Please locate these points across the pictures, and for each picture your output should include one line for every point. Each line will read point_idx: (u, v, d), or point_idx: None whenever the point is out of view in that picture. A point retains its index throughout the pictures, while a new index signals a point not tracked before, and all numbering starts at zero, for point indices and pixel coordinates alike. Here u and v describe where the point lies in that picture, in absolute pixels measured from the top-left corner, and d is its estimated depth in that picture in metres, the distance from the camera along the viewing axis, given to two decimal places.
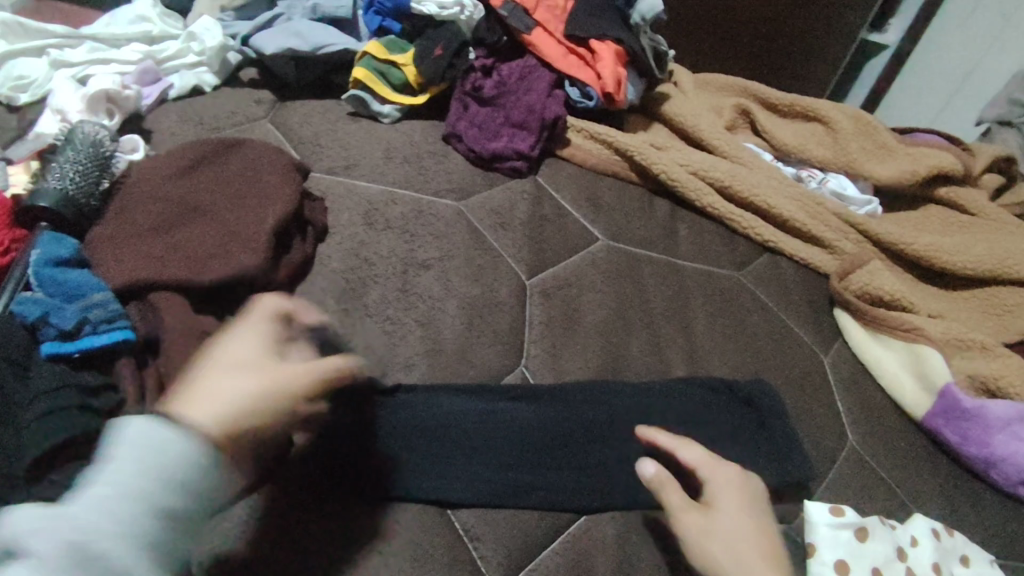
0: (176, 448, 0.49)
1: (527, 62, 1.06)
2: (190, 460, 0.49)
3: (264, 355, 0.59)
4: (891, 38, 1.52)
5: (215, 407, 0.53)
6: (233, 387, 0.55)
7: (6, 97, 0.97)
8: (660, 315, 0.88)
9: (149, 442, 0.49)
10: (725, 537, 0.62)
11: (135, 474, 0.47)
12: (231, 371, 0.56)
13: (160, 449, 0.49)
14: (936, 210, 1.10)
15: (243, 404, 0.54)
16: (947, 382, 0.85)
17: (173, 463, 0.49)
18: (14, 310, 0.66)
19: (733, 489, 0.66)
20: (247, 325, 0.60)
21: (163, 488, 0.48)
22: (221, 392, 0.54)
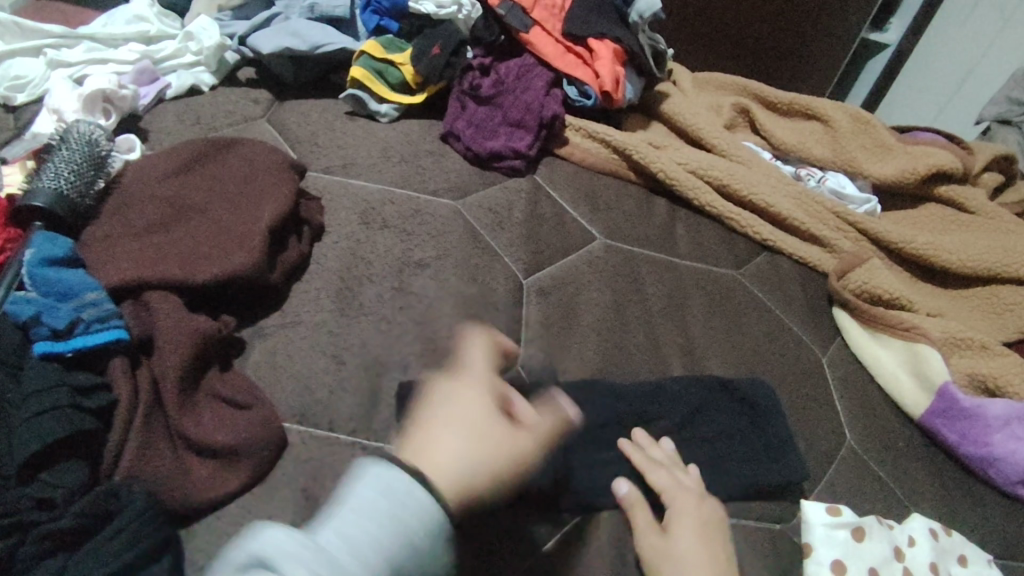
0: (419, 501, 0.46)
1: (525, 61, 1.05)
2: (429, 515, 0.46)
3: (497, 422, 0.50)
4: (891, 37, 1.53)
5: (455, 470, 0.49)
6: (458, 451, 0.49)
7: (3, 97, 0.96)
8: (658, 314, 0.88)
9: (393, 487, 0.46)
10: (677, 558, 0.63)
11: (376, 515, 0.45)
12: (472, 436, 0.49)
13: (396, 492, 0.46)
14: (935, 208, 1.09)
15: (465, 470, 0.49)
16: (946, 381, 0.84)
17: (411, 517, 0.46)
18: (8, 309, 0.66)
19: (697, 516, 0.67)
20: (472, 377, 0.48)
21: (397, 544, 0.45)
22: (444, 459, 0.48)
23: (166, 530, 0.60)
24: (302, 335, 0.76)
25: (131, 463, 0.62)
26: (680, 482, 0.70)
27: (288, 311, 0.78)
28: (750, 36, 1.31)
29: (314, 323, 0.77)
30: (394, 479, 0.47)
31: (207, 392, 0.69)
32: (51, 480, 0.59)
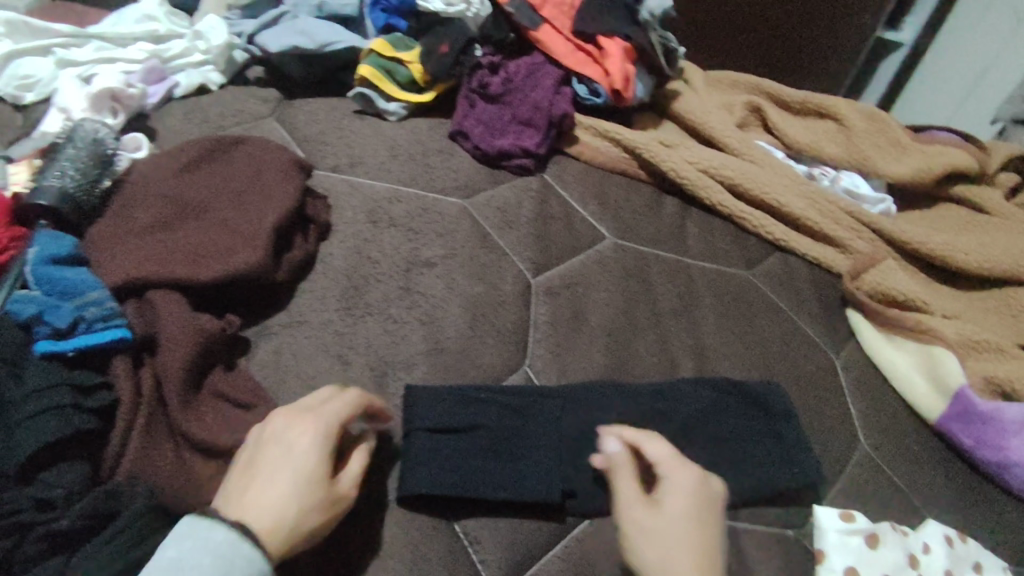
0: (245, 556, 0.50)
1: (535, 58, 1.04)
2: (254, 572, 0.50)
3: (317, 469, 0.56)
4: (905, 36, 1.52)
5: (267, 518, 0.53)
6: (284, 501, 0.54)
7: (12, 97, 0.97)
8: (668, 314, 0.87)
9: (219, 545, 0.50)
10: (658, 538, 0.59)
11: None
12: (299, 484, 0.55)
13: (225, 550, 0.50)
14: (950, 209, 1.07)
15: (293, 520, 0.53)
16: (961, 385, 0.83)
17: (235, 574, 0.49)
18: (9, 308, 0.65)
19: (690, 489, 0.62)
20: (308, 427, 0.57)
21: None
22: (271, 505, 0.53)
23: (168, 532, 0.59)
24: (308, 334, 0.75)
25: (131, 462, 0.62)
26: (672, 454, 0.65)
27: (294, 310, 0.77)
28: (762, 34, 1.29)
29: (320, 322, 0.76)
30: (219, 537, 0.51)
31: (210, 391, 0.68)
32: (48, 479, 0.58)
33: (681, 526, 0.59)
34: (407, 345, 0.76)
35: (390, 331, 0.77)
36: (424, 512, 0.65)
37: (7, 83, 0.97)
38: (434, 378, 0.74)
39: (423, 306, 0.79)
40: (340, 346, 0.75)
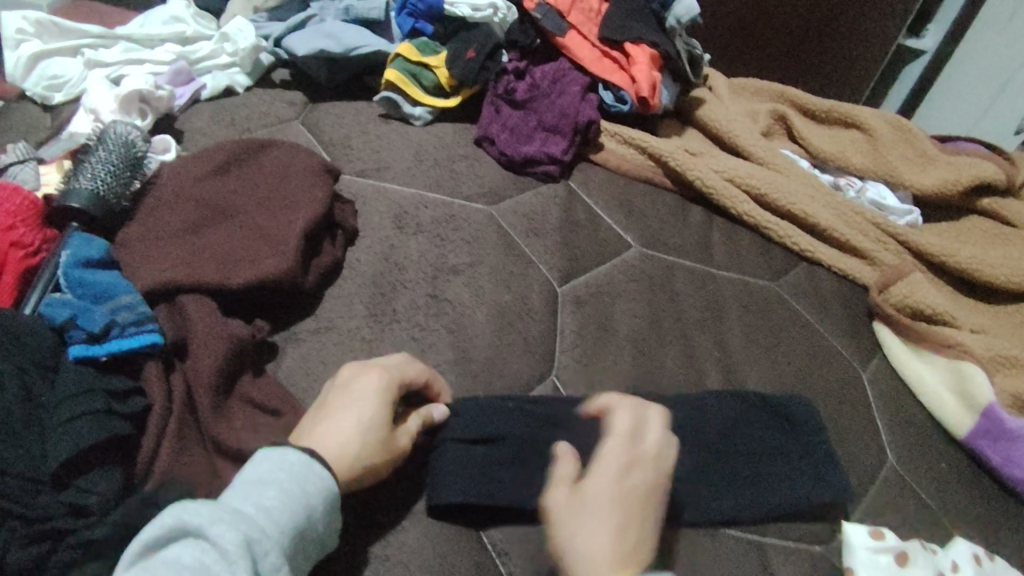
0: (318, 475, 0.54)
1: (561, 65, 1.04)
2: (326, 489, 0.54)
3: (378, 412, 0.60)
4: (927, 44, 1.48)
5: (332, 448, 0.57)
6: (349, 435, 0.58)
7: (40, 97, 0.98)
8: (694, 325, 0.87)
9: (294, 464, 0.54)
10: (572, 519, 0.56)
11: (279, 493, 0.52)
12: (364, 423, 0.59)
13: (299, 471, 0.54)
14: (977, 221, 1.06)
15: (357, 453, 0.58)
16: (990, 401, 0.82)
17: (312, 492, 0.54)
18: (42, 310, 0.66)
19: (609, 468, 0.57)
20: (377, 376, 0.62)
21: (300, 510, 0.52)
22: (339, 437, 0.58)
23: None
24: (336, 340, 0.76)
25: (165, 467, 0.62)
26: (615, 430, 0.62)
27: (321, 316, 0.78)
28: (786, 39, 1.28)
29: (348, 328, 0.77)
30: (293, 458, 0.55)
31: (240, 397, 0.69)
32: (84, 485, 0.58)
33: (584, 500, 0.56)
34: (434, 353, 0.76)
35: (417, 339, 0.77)
36: (453, 522, 0.66)
37: (35, 84, 0.98)
38: (461, 387, 0.74)
39: (450, 314, 0.80)
40: (368, 353, 0.75)
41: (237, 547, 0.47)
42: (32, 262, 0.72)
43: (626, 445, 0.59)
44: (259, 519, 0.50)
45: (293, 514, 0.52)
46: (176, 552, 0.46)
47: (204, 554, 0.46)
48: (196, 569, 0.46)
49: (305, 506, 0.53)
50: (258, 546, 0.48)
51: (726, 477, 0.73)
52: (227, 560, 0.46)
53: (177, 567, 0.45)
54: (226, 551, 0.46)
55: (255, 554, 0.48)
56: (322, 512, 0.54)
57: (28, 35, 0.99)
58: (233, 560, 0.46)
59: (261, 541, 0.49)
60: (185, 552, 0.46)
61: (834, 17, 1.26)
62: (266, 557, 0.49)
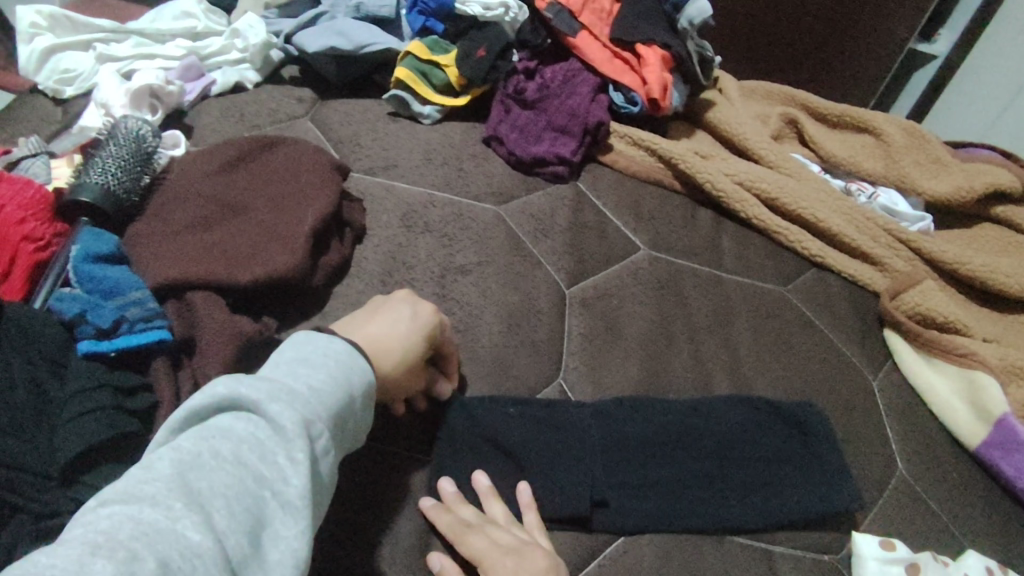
0: (361, 367, 0.56)
1: (572, 66, 1.04)
2: (365, 383, 0.56)
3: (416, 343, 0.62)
4: (939, 49, 1.48)
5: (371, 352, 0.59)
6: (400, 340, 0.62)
7: (52, 90, 0.98)
8: (703, 329, 0.86)
9: (341, 355, 0.55)
10: None
11: (326, 379, 0.52)
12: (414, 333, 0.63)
13: (343, 362, 0.55)
14: (990, 228, 1.06)
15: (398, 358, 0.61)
16: (1004, 412, 0.81)
17: (354, 381, 0.55)
18: (53, 305, 0.66)
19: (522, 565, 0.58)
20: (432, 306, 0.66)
21: (346, 395, 0.53)
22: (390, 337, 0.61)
23: None
24: None
25: None
26: (522, 567, 0.58)
27: (328, 315, 0.77)
28: (797, 40, 1.28)
29: None
30: (338, 348, 0.56)
31: None
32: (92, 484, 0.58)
33: None
34: None
35: None
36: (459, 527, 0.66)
37: (47, 77, 0.98)
38: (466, 388, 0.74)
39: (458, 314, 0.79)
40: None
41: (295, 423, 0.47)
42: (43, 255, 0.71)
43: (522, 551, 0.59)
44: (310, 399, 0.50)
45: (341, 395, 0.52)
46: (229, 421, 0.46)
47: (260, 428, 0.46)
48: (252, 442, 0.45)
49: (347, 394, 0.53)
50: (313, 427, 0.48)
51: (735, 484, 0.72)
52: (283, 437, 0.46)
53: (233, 436, 0.45)
54: (285, 427, 0.46)
55: (309, 433, 0.48)
56: (363, 400, 0.55)
57: (42, 28, 1.00)
58: (291, 438, 0.46)
59: (315, 421, 0.49)
60: (240, 423, 0.46)
61: (846, 20, 1.25)
62: (319, 439, 0.49)
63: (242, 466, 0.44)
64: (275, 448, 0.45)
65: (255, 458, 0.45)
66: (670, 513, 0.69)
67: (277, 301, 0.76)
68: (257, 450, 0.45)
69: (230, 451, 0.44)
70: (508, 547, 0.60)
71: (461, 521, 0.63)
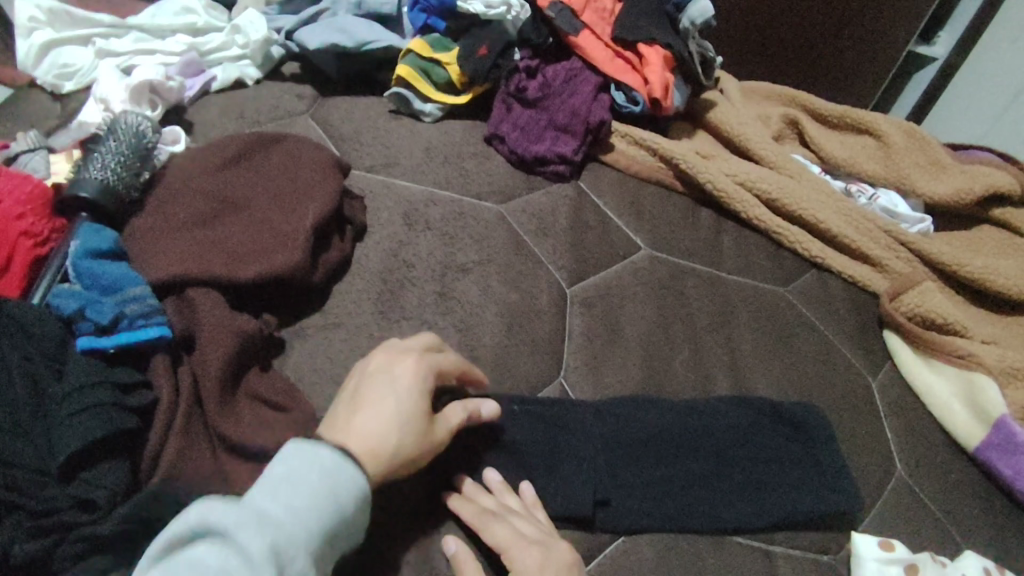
0: (350, 474, 0.53)
1: (574, 64, 1.03)
2: (358, 490, 0.53)
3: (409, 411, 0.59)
4: (939, 51, 1.48)
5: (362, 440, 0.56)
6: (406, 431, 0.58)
7: (51, 85, 0.98)
8: (703, 330, 0.86)
9: (326, 463, 0.53)
10: None
11: (313, 495, 0.51)
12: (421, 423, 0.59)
13: (333, 474, 0.53)
14: (988, 230, 1.06)
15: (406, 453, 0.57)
16: (1002, 413, 0.81)
17: (343, 493, 0.53)
18: (51, 302, 0.66)
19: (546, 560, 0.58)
20: (412, 365, 0.61)
21: (330, 512, 0.51)
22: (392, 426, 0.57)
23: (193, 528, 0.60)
24: (343, 336, 0.75)
25: (170, 462, 0.62)
26: (548, 560, 0.58)
27: (328, 313, 0.77)
28: (798, 42, 1.28)
29: (356, 325, 0.76)
30: (325, 455, 0.53)
31: (247, 392, 0.68)
32: (91, 479, 0.58)
33: None
34: None
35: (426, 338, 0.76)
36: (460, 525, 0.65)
37: (46, 71, 0.98)
38: None
39: (459, 313, 0.79)
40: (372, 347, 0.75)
41: (263, 554, 0.46)
42: (41, 251, 0.72)
43: (537, 547, 0.59)
44: (286, 522, 0.49)
45: (323, 513, 0.51)
46: (200, 548, 0.47)
47: (227, 558, 0.46)
48: (220, 571, 0.45)
49: (333, 507, 0.52)
50: (285, 554, 0.48)
51: (735, 485, 0.72)
52: (251, 566, 0.46)
53: (198, 569, 0.45)
54: (252, 556, 0.46)
55: (281, 561, 0.47)
56: (354, 511, 0.53)
57: (40, 23, 0.99)
58: (259, 567, 0.46)
59: (290, 547, 0.48)
60: (211, 550, 0.46)
61: (847, 22, 1.25)
62: (293, 561, 0.48)
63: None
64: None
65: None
66: (671, 513, 0.69)
67: (278, 296, 0.76)
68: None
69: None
70: (532, 538, 0.60)
71: (483, 508, 0.63)
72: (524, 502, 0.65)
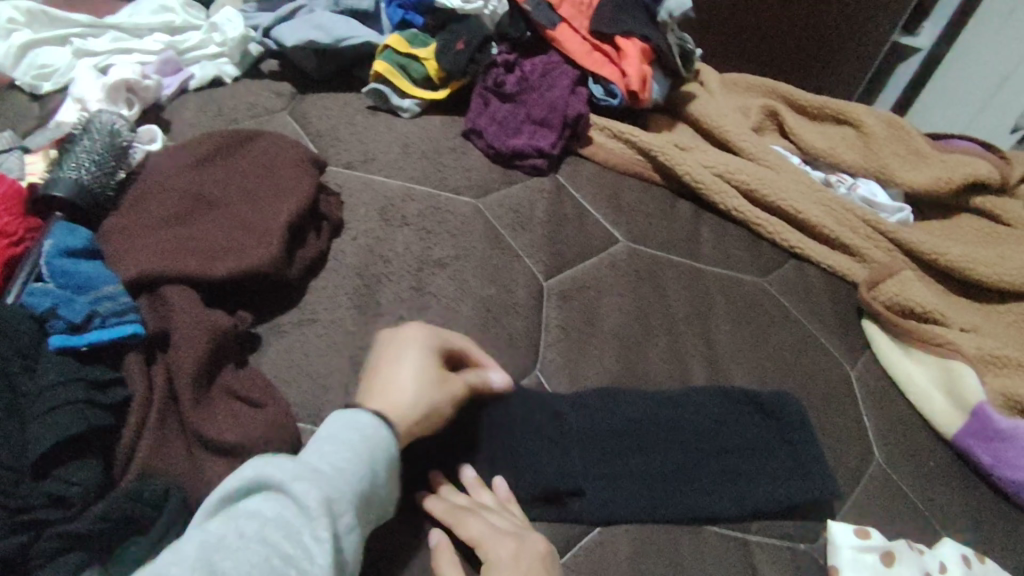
0: (385, 440, 0.55)
1: (551, 58, 1.04)
2: (388, 459, 0.55)
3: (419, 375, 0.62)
4: (923, 41, 1.46)
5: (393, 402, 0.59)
6: (425, 384, 0.61)
7: (29, 85, 0.97)
8: (681, 321, 0.86)
9: (364, 425, 0.55)
10: None
11: (352, 456, 0.52)
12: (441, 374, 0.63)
13: (369, 438, 0.54)
14: (968, 219, 1.06)
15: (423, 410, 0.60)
16: (980, 401, 0.81)
17: (377, 456, 0.54)
18: (24, 301, 0.65)
19: (519, 554, 0.58)
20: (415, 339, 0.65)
21: (366, 475, 0.53)
22: (419, 375, 0.61)
23: (161, 527, 0.60)
24: (320, 332, 0.75)
25: (145, 460, 0.61)
26: (523, 550, 0.58)
27: (305, 308, 0.77)
28: (778, 33, 1.28)
29: (332, 321, 0.76)
30: (364, 421, 0.55)
31: (222, 389, 0.68)
32: (64, 476, 0.58)
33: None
34: None
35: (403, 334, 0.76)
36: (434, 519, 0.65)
37: (24, 73, 0.97)
38: None
39: (435, 308, 0.79)
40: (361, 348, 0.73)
41: (322, 504, 0.47)
42: (15, 250, 0.71)
43: (514, 540, 0.59)
44: (334, 479, 0.50)
45: (362, 476, 0.52)
46: (256, 501, 0.46)
47: (286, 508, 0.46)
48: (279, 520, 0.45)
49: (370, 470, 0.53)
50: (335, 506, 0.48)
51: (711, 475, 0.72)
52: (308, 516, 0.46)
53: (259, 517, 0.44)
54: (309, 506, 0.46)
55: (334, 512, 0.48)
56: (385, 480, 0.55)
57: (18, 23, 0.98)
58: (317, 516, 0.46)
59: (338, 505, 0.49)
60: (266, 502, 0.46)
61: (826, 10, 1.25)
62: (342, 518, 0.49)
63: (268, 543, 0.43)
64: (302, 527, 0.45)
65: (282, 535, 0.44)
66: (648, 503, 0.69)
67: (255, 293, 0.76)
68: (285, 528, 0.44)
69: (255, 531, 0.43)
70: (506, 530, 0.60)
71: (457, 501, 0.63)
72: (499, 497, 0.66)
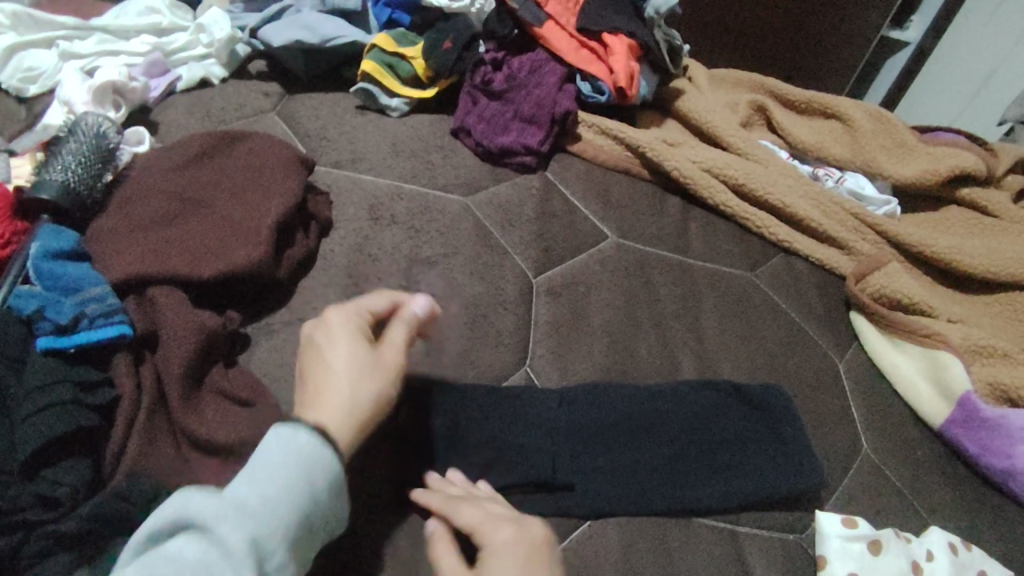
0: (326, 457, 0.51)
1: (539, 55, 1.03)
2: (332, 474, 0.52)
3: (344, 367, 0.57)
4: (911, 35, 1.47)
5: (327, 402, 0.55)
6: (348, 374, 0.57)
7: (16, 89, 0.96)
8: (669, 316, 0.87)
9: (300, 444, 0.51)
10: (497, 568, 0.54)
11: (287, 478, 0.49)
12: (365, 354, 0.58)
13: (308, 458, 0.51)
14: (955, 210, 1.07)
15: (353, 402, 0.56)
16: (966, 390, 0.82)
17: (316, 476, 0.51)
18: (11, 303, 0.65)
19: (514, 534, 0.57)
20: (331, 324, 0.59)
21: (305, 495, 0.50)
22: (341, 365, 0.57)
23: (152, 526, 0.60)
24: None
25: (133, 461, 0.61)
26: (516, 530, 0.58)
27: (294, 308, 0.77)
28: (765, 30, 1.28)
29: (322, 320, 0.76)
30: (302, 438, 0.51)
31: (211, 389, 0.68)
32: (53, 476, 0.58)
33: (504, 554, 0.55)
34: None
35: None
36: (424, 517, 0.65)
37: (10, 76, 0.96)
38: None
39: None
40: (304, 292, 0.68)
41: (244, 546, 0.45)
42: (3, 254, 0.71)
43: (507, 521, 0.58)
44: (263, 510, 0.48)
45: (299, 498, 0.49)
46: (179, 545, 0.46)
47: (207, 550, 0.45)
48: (198, 567, 0.44)
49: (307, 490, 0.50)
50: (264, 545, 0.47)
51: (702, 467, 0.73)
52: (230, 560, 0.45)
53: (178, 564, 0.44)
54: (229, 549, 0.45)
55: (263, 550, 0.47)
56: (328, 495, 0.51)
57: (4, 27, 0.98)
58: (238, 560, 0.45)
59: (268, 539, 0.47)
60: (189, 546, 0.46)
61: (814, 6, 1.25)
62: (270, 553, 0.47)
63: None
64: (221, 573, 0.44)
65: None
66: (638, 497, 0.70)
67: (244, 292, 0.76)
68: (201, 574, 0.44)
69: None
70: (499, 514, 0.60)
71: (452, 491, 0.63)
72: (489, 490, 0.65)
